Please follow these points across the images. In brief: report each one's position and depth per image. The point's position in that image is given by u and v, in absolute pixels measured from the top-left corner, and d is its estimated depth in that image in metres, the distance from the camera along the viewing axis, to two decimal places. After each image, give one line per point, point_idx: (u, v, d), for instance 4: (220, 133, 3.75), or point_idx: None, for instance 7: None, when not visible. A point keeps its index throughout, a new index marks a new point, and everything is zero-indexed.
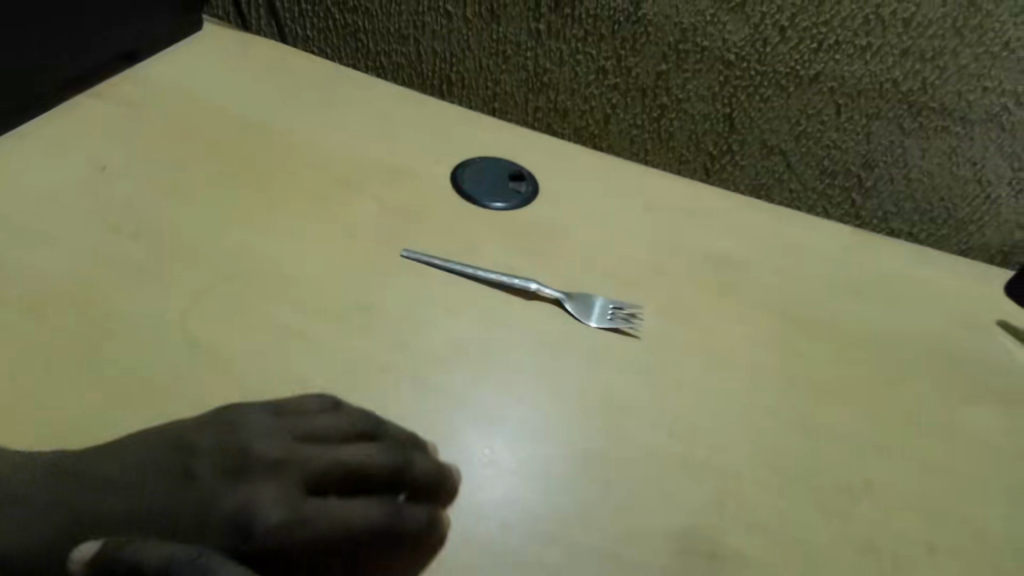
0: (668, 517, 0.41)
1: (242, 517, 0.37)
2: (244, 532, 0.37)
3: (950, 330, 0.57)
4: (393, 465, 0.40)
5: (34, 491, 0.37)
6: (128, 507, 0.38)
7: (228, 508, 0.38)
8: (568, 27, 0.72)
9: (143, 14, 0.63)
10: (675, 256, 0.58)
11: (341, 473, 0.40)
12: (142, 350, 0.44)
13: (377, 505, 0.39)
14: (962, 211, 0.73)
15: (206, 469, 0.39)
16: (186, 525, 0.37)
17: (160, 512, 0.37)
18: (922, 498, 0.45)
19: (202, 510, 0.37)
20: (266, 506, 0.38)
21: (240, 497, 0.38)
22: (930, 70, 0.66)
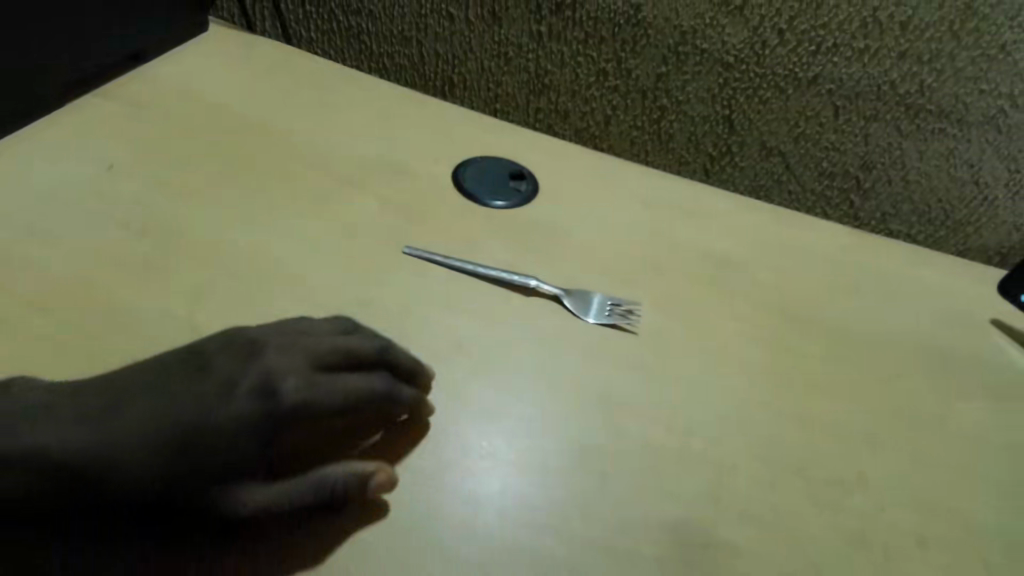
0: (663, 508, 0.42)
1: (261, 398, 0.39)
2: (265, 404, 0.39)
3: (943, 329, 0.57)
4: (381, 346, 0.44)
5: (49, 408, 0.38)
6: (145, 404, 0.38)
7: (247, 384, 0.40)
8: (569, 30, 0.73)
9: (143, 13, 0.63)
10: (672, 254, 0.59)
11: (344, 356, 0.43)
12: (149, 344, 0.45)
13: (378, 377, 0.43)
14: (960, 213, 0.74)
15: (222, 363, 0.41)
16: (208, 408, 0.38)
17: (184, 404, 0.38)
18: (912, 492, 0.45)
19: (222, 390, 0.39)
20: (282, 377, 0.40)
21: (257, 375, 0.40)
22: (927, 73, 0.66)
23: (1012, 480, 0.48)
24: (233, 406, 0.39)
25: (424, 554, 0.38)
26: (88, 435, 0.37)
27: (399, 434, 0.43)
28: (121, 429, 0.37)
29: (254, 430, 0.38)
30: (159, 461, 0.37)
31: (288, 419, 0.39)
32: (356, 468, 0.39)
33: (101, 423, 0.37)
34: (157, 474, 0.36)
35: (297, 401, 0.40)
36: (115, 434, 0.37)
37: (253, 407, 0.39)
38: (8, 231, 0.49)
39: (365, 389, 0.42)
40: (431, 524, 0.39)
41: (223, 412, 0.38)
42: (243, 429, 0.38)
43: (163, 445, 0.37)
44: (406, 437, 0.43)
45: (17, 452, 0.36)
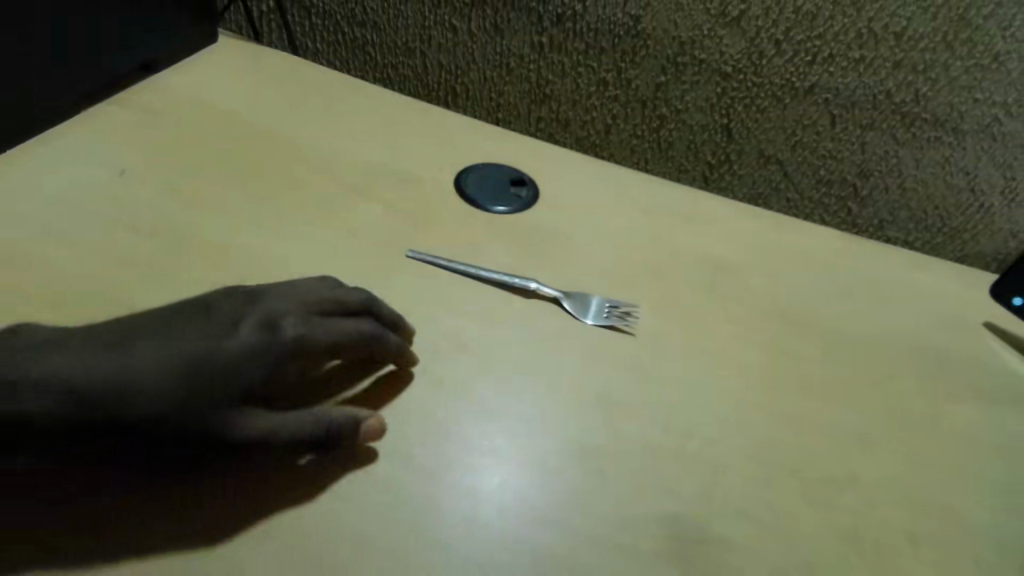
0: (660, 504, 0.43)
1: (262, 334, 0.43)
2: (267, 339, 0.43)
3: (937, 333, 0.58)
4: (368, 298, 0.48)
5: (62, 345, 0.40)
6: (153, 341, 0.41)
7: (251, 322, 0.44)
8: (569, 41, 0.74)
9: (144, 14, 0.63)
10: (669, 257, 0.60)
11: (336, 304, 0.47)
12: None
13: (366, 322, 0.47)
14: (956, 220, 0.73)
15: (225, 306, 0.45)
16: (215, 342, 0.42)
17: (192, 337, 0.42)
18: (905, 491, 0.46)
19: (228, 327, 0.43)
20: (282, 317, 0.44)
21: (258, 316, 0.44)
22: (923, 82, 0.67)
23: (1005, 481, 0.48)
24: (238, 340, 0.42)
25: (423, 547, 0.39)
26: (97, 368, 0.39)
27: (402, 431, 0.44)
28: (130, 362, 0.40)
29: (258, 362, 0.42)
30: (169, 386, 0.40)
31: (286, 355, 0.43)
32: (347, 411, 0.42)
33: (109, 359, 0.40)
34: (167, 399, 0.39)
35: (294, 338, 0.44)
36: (124, 366, 0.40)
37: (255, 340, 0.43)
38: (23, 234, 0.51)
39: (354, 332, 0.46)
40: (429, 520, 0.40)
41: (229, 345, 0.42)
42: (247, 361, 0.42)
43: (172, 372, 0.40)
44: (408, 433, 0.44)
45: (36, 386, 0.38)
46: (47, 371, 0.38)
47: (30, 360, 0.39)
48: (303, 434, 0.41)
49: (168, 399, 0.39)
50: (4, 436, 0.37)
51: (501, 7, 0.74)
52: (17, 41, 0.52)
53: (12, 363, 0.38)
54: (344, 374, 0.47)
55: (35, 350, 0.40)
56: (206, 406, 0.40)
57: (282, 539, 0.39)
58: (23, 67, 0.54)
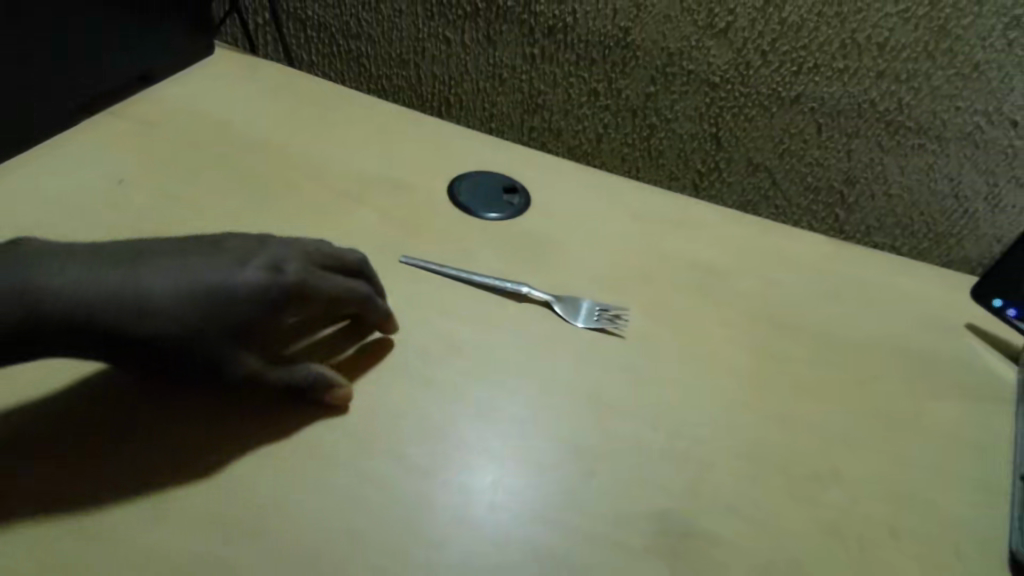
0: (650, 500, 0.44)
1: (268, 273, 0.45)
2: (273, 280, 0.45)
3: (921, 335, 0.60)
4: (363, 261, 0.51)
5: (80, 256, 0.41)
6: (165, 265, 0.42)
7: (260, 263, 0.45)
8: (560, 52, 0.76)
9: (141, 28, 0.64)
10: (657, 261, 0.61)
11: (335, 261, 0.49)
12: None
13: (360, 283, 0.49)
14: (942, 225, 0.75)
15: (234, 244, 0.46)
16: (225, 275, 0.43)
17: (204, 266, 0.43)
18: (888, 487, 0.48)
19: (238, 263, 0.44)
20: (287, 263, 0.46)
21: (266, 258, 0.46)
22: (905, 91, 0.69)
23: (987, 481, 0.49)
24: (246, 277, 0.44)
25: (418, 544, 0.40)
26: (110, 283, 0.40)
27: (399, 432, 0.45)
28: (143, 283, 0.41)
29: (262, 302, 0.44)
30: (181, 314, 0.41)
31: (287, 299, 0.45)
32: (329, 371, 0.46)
33: (126, 274, 0.41)
34: (178, 325, 0.41)
35: (297, 282, 0.46)
36: (138, 287, 0.41)
37: (261, 281, 0.44)
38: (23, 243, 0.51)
39: (349, 290, 0.48)
40: (424, 520, 0.41)
41: (238, 281, 0.43)
42: (253, 299, 0.44)
43: (185, 301, 0.42)
44: (403, 433, 0.45)
45: (56, 292, 0.39)
46: (59, 281, 0.40)
47: (49, 267, 0.40)
48: (289, 379, 0.45)
49: (180, 325, 0.41)
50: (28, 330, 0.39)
51: (493, 18, 0.76)
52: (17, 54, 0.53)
53: (34, 267, 0.40)
54: (331, 337, 0.50)
55: (51, 257, 0.41)
56: (212, 336, 0.42)
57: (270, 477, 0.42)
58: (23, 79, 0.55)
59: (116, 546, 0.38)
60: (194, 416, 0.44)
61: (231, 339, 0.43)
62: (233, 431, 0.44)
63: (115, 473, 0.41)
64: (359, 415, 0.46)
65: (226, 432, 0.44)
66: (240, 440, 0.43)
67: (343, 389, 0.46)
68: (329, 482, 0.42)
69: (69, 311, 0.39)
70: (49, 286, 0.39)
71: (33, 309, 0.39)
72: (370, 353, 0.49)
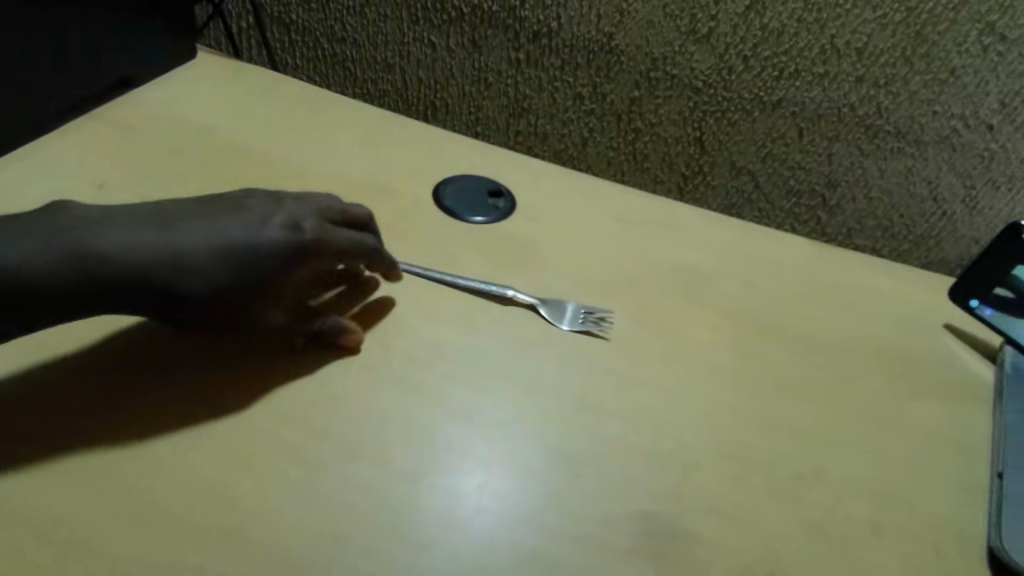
0: (636, 502, 0.44)
1: (290, 230, 0.48)
2: (291, 236, 0.48)
3: (901, 336, 0.60)
4: (370, 216, 0.53)
5: (120, 218, 0.45)
6: (196, 226, 0.45)
7: (279, 220, 0.48)
8: (546, 57, 0.76)
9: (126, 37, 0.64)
10: (641, 264, 0.62)
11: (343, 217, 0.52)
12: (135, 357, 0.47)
13: (368, 237, 0.52)
14: (921, 227, 0.76)
15: (254, 203, 0.48)
16: (251, 233, 0.46)
17: (230, 226, 0.46)
18: (870, 486, 0.48)
19: (261, 221, 0.47)
20: (303, 220, 0.49)
21: (285, 216, 0.48)
22: (884, 96, 0.70)
23: (966, 480, 0.50)
24: (270, 235, 0.47)
25: (405, 549, 0.40)
26: (151, 242, 0.44)
27: (384, 437, 0.45)
28: (180, 242, 0.44)
29: (283, 256, 0.47)
30: (216, 270, 0.45)
31: (307, 255, 0.49)
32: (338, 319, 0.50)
33: (160, 235, 0.44)
34: (214, 280, 0.45)
35: (313, 238, 0.49)
36: (177, 246, 0.44)
37: (282, 238, 0.47)
38: None
39: (358, 243, 0.51)
40: (408, 527, 0.41)
41: (264, 239, 0.47)
42: (279, 254, 0.47)
43: (219, 257, 0.45)
44: (388, 439, 0.45)
45: (103, 248, 0.43)
46: (107, 242, 0.43)
47: (96, 228, 0.43)
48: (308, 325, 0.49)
49: (217, 280, 0.45)
50: (79, 285, 0.42)
51: (478, 23, 0.76)
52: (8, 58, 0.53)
53: (84, 227, 0.43)
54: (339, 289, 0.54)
55: (95, 222, 0.44)
56: (245, 286, 0.46)
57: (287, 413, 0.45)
58: (12, 83, 0.55)
59: (111, 530, 0.38)
60: (195, 377, 0.46)
61: (260, 289, 0.47)
62: (217, 437, 0.43)
63: (98, 427, 0.43)
64: (342, 419, 0.45)
65: (210, 437, 0.43)
66: (224, 445, 0.43)
67: (357, 332, 0.50)
68: (312, 489, 0.42)
69: (120, 270, 0.43)
70: (97, 247, 0.43)
71: (82, 265, 0.42)
72: (374, 307, 0.53)
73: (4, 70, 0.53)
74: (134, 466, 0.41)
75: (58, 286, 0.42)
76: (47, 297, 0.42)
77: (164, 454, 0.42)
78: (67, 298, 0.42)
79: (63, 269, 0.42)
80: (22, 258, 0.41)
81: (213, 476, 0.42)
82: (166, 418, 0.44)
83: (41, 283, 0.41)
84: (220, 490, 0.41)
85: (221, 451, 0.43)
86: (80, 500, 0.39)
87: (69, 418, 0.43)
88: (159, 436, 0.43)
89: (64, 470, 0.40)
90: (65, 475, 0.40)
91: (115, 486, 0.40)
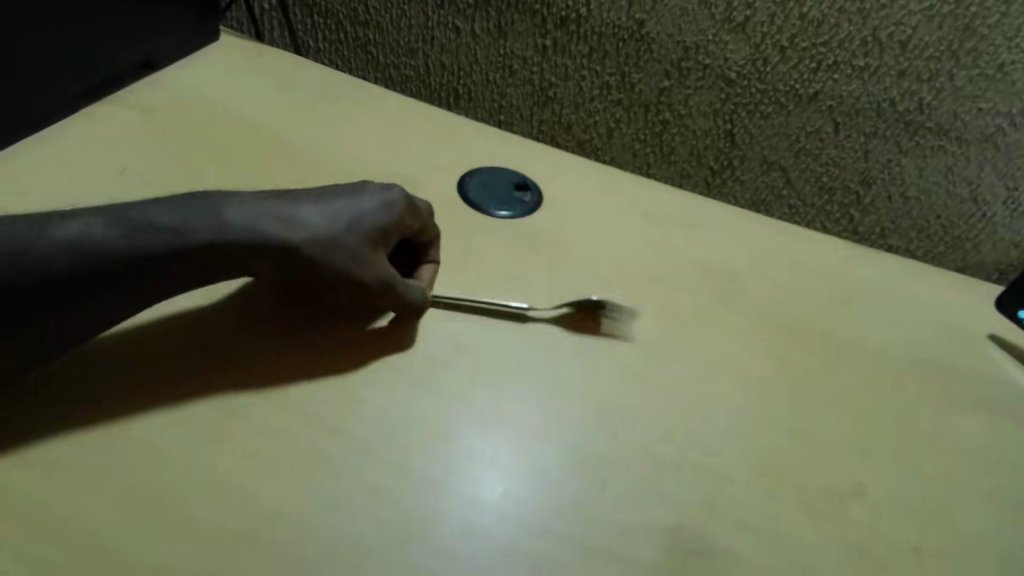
0: (662, 512, 0.43)
1: (385, 196, 0.50)
2: (386, 197, 0.50)
3: (939, 345, 0.58)
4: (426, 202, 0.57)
5: (234, 194, 0.46)
6: (303, 198, 0.48)
7: (373, 190, 0.51)
8: (573, 44, 0.74)
9: (146, 21, 0.63)
10: (670, 264, 0.60)
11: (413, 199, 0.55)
12: (173, 352, 0.46)
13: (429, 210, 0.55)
14: (957, 228, 0.73)
15: (344, 184, 0.51)
16: (356, 200, 0.49)
17: (335, 197, 0.49)
18: (909, 502, 0.46)
19: (357, 192, 0.50)
20: (390, 188, 0.52)
21: (376, 186, 0.51)
22: (927, 91, 0.66)
23: (1009, 498, 0.48)
24: (369, 200, 0.50)
25: (427, 557, 0.39)
26: (275, 209, 0.46)
27: (403, 438, 0.44)
28: (297, 209, 0.46)
29: (387, 216, 0.50)
30: (337, 237, 0.47)
31: (401, 221, 0.51)
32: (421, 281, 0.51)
33: (279, 204, 0.46)
34: (340, 249, 0.47)
35: (405, 201, 0.51)
36: (302, 217, 0.46)
37: (380, 203, 0.50)
38: None
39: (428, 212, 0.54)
40: (432, 527, 0.40)
41: (366, 203, 0.49)
42: (380, 217, 0.49)
43: (337, 224, 0.47)
44: (406, 441, 0.44)
45: (234, 214, 0.44)
46: (237, 215, 0.44)
47: (215, 198, 0.45)
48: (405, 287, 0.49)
49: (338, 248, 0.47)
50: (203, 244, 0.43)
51: (505, 8, 0.74)
52: (5, 55, 0.51)
53: (205, 197, 0.45)
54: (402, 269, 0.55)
55: (212, 194, 0.45)
56: (360, 254, 0.48)
57: (384, 374, 0.47)
58: (9, 83, 0.53)
59: (122, 534, 0.38)
60: (275, 342, 0.48)
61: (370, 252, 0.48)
62: (235, 437, 0.43)
63: (113, 405, 0.43)
64: (357, 420, 0.44)
65: (229, 437, 0.43)
66: (243, 446, 0.42)
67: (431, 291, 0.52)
68: (322, 487, 0.41)
69: (253, 241, 0.44)
70: (224, 212, 0.44)
71: (217, 227, 0.43)
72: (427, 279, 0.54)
73: (7, 61, 0.52)
74: (131, 447, 0.41)
75: (185, 250, 0.43)
76: (166, 253, 0.42)
77: (183, 456, 0.41)
78: (189, 260, 0.43)
79: (198, 228, 0.43)
80: (155, 219, 0.42)
81: (232, 478, 0.41)
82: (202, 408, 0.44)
83: (161, 237, 0.42)
84: (231, 485, 0.40)
85: (240, 451, 0.42)
86: (93, 499, 0.39)
87: (84, 399, 0.42)
88: (177, 437, 0.42)
89: (81, 467, 0.40)
90: (80, 475, 0.39)
91: (130, 487, 0.39)
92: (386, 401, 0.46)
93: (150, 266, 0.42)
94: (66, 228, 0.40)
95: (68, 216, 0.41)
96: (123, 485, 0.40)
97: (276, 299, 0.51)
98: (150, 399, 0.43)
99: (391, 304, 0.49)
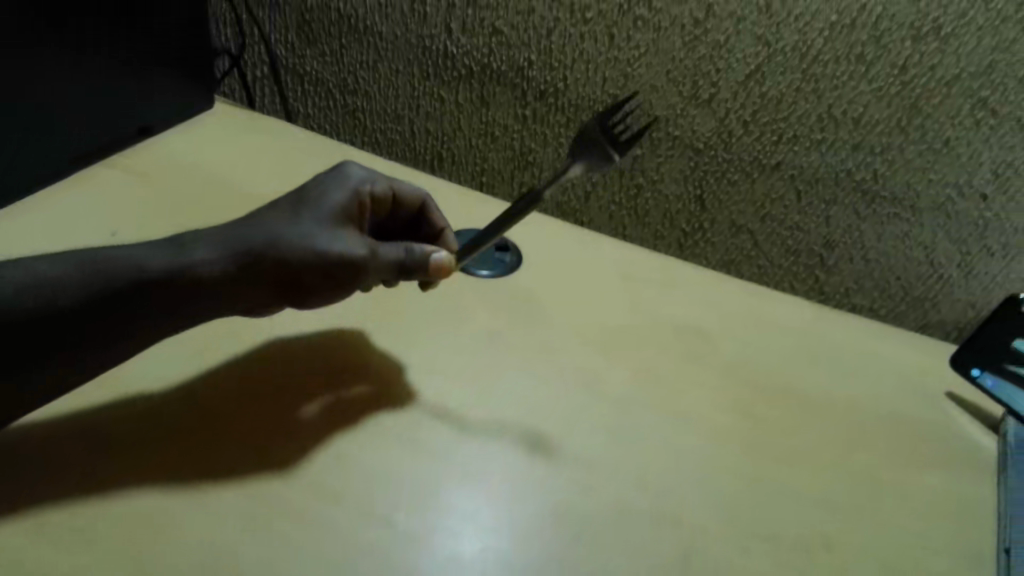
0: (637, 566, 0.44)
1: (341, 183, 0.56)
2: (338, 184, 0.56)
3: (900, 401, 0.61)
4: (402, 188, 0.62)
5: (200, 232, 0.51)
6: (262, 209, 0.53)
7: (326, 180, 0.56)
8: (551, 115, 0.79)
9: (144, 87, 0.66)
10: (646, 322, 0.62)
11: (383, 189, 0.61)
12: (165, 419, 0.47)
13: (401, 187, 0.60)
14: (916, 289, 0.76)
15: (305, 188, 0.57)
16: (311, 193, 0.54)
17: (291, 196, 0.54)
18: (874, 555, 0.48)
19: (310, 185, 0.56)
20: (343, 172, 0.57)
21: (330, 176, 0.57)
22: (880, 163, 0.71)
23: (971, 550, 0.50)
24: (324, 192, 0.55)
25: None
26: (237, 228, 0.50)
27: (390, 493, 0.44)
28: (256, 218, 0.51)
29: (341, 199, 0.55)
30: (309, 228, 0.51)
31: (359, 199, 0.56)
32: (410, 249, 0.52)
33: (238, 223, 0.51)
34: (306, 233, 0.50)
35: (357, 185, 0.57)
36: (270, 221, 0.51)
37: (334, 187, 0.55)
38: None
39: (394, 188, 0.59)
40: None
41: (322, 194, 0.54)
42: (336, 201, 0.54)
43: (304, 217, 0.51)
44: (391, 498, 0.44)
45: (203, 248, 0.48)
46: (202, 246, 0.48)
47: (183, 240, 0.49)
48: (390, 257, 0.51)
49: (314, 237, 0.50)
50: (184, 281, 0.47)
51: (487, 81, 0.79)
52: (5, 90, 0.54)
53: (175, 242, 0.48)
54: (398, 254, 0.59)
55: (181, 237, 0.49)
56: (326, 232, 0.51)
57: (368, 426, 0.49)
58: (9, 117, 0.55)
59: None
60: (269, 401, 0.49)
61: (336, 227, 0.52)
62: (221, 499, 0.43)
63: (103, 472, 0.44)
64: (347, 479, 0.45)
65: (214, 499, 0.43)
66: (229, 508, 0.43)
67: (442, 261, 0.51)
68: (313, 545, 0.41)
69: (226, 259, 0.48)
70: (190, 251, 0.48)
71: (190, 263, 0.47)
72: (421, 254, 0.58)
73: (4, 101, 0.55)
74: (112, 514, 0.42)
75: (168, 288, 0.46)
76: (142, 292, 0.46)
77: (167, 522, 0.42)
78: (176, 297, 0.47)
79: (167, 266, 0.47)
80: (129, 263, 0.46)
81: (215, 540, 0.41)
82: (191, 475, 0.44)
83: (138, 275, 0.46)
84: (217, 547, 0.41)
85: (226, 513, 0.43)
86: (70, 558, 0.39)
87: (72, 469, 0.44)
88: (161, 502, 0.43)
89: (66, 528, 0.41)
90: (63, 536, 0.40)
91: (112, 548, 0.40)
92: (371, 456, 0.47)
93: (128, 303, 0.45)
94: (47, 267, 0.44)
95: (55, 257, 0.45)
96: (112, 548, 0.40)
97: (275, 359, 0.53)
98: (102, 462, 0.44)
99: (379, 271, 0.52)
